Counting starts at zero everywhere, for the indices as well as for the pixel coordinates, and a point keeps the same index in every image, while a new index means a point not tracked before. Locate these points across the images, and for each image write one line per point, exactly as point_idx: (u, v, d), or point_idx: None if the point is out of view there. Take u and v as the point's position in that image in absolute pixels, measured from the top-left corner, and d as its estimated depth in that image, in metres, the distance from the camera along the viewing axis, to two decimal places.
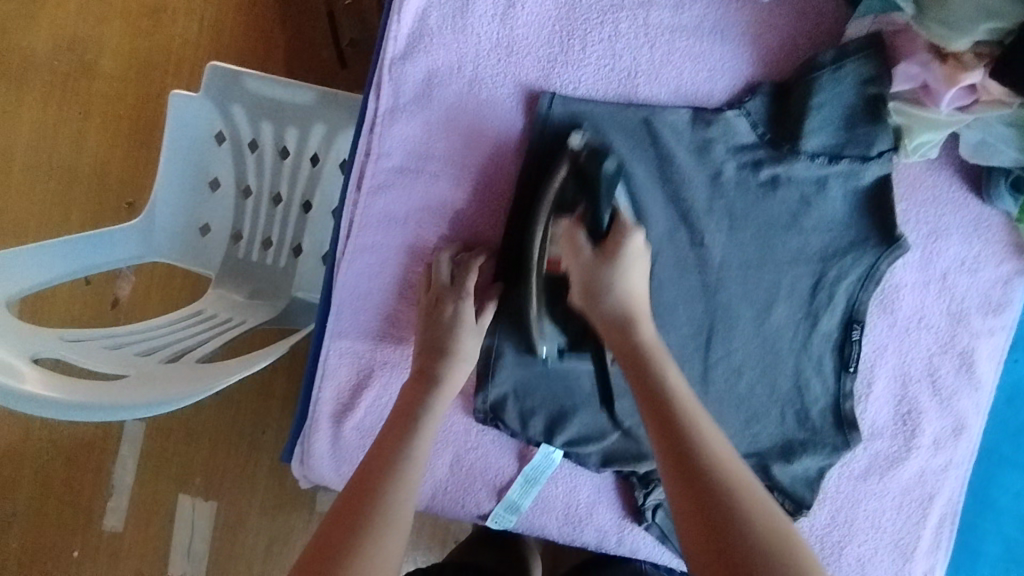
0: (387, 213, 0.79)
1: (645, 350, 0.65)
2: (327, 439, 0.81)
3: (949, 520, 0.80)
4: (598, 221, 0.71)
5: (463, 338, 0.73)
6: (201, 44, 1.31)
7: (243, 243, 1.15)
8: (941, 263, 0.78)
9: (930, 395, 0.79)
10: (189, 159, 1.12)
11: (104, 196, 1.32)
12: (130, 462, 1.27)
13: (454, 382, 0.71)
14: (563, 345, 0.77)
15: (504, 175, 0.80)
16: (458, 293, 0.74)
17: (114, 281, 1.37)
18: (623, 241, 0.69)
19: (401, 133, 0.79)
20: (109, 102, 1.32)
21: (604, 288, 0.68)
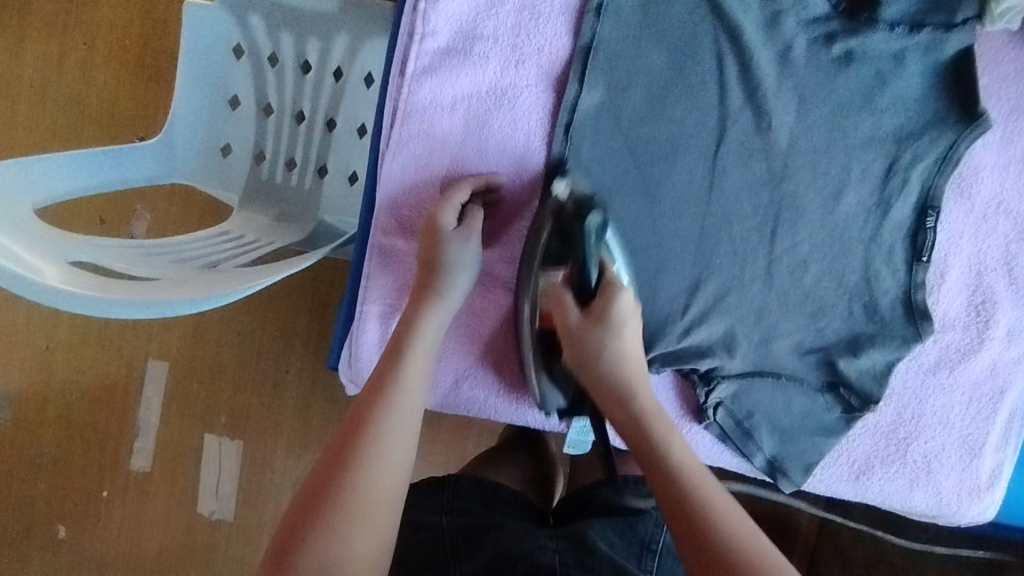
0: (434, 99, 0.74)
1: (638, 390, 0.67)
2: (374, 341, 0.77)
3: (1020, 416, 0.77)
4: (585, 279, 0.69)
5: (446, 243, 0.70)
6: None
7: (266, 163, 1.10)
8: (1022, 143, 0.73)
9: (1007, 284, 0.75)
10: (208, 76, 1.07)
11: (114, 130, 1.26)
12: (154, 401, 1.25)
13: (455, 302, 0.71)
14: (564, 405, 0.78)
15: (555, 56, 0.74)
16: (448, 235, 0.70)
17: (128, 220, 1.32)
18: (613, 302, 0.68)
19: (448, 11, 0.73)
20: (115, 29, 1.25)
21: (594, 354, 0.67)
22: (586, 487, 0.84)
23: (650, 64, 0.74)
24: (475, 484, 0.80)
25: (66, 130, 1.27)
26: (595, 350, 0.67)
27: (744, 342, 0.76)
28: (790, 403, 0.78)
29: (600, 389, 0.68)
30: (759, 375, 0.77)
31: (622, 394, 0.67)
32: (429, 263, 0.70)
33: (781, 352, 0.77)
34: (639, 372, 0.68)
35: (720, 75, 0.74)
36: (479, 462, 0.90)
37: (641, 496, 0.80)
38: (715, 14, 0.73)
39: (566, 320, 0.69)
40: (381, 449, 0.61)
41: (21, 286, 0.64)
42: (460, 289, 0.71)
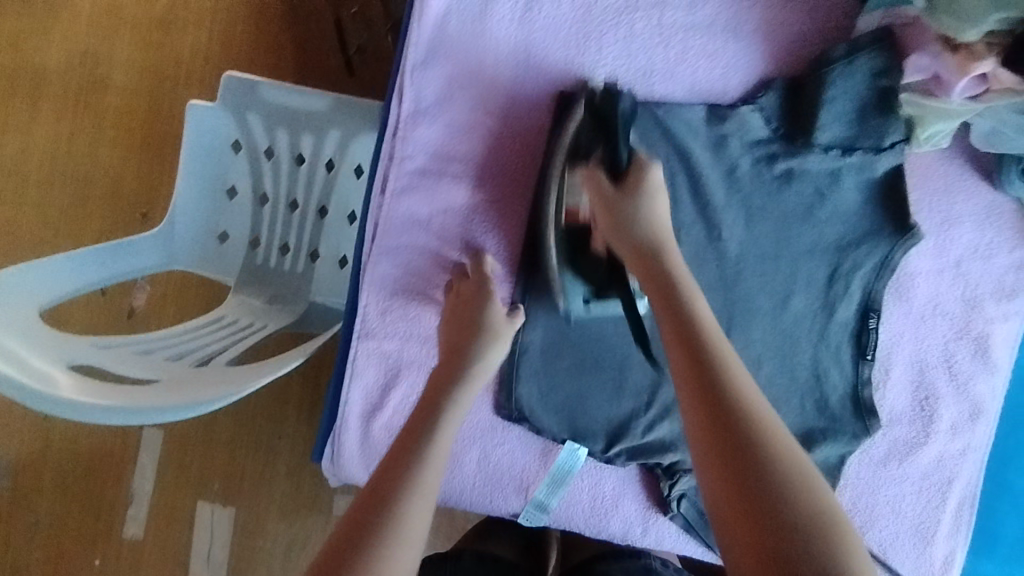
0: (412, 215, 0.81)
1: (683, 293, 0.61)
2: (356, 439, 0.83)
3: (968, 504, 0.82)
4: (617, 160, 0.71)
5: (493, 311, 0.74)
6: (211, 55, 1.27)
7: (262, 249, 1.11)
8: (954, 251, 0.79)
9: (947, 380, 0.80)
10: (207, 174, 1.07)
11: (118, 208, 1.27)
12: (149, 468, 1.25)
13: (489, 368, 0.71)
14: (588, 295, 0.78)
15: (523, 174, 0.82)
16: (489, 307, 0.74)
17: (130, 289, 1.36)
18: (643, 174, 0.69)
19: (423, 137, 0.80)
20: (121, 113, 1.27)
21: (631, 218, 0.66)
22: (582, 562, 0.80)
23: None
24: (477, 559, 0.78)
25: (71, 212, 1.26)
26: (630, 216, 0.66)
27: None
28: None
29: (633, 246, 0.65)
30: None
31: (652, 249, 0.65)
32: (463, 336, 0.72)
33: None
34: (668, 239, 0.66)
35: (677, 192, 0.80)
36: (474, 535, 0.87)
37: (637, 569, 0.76)
38: (666, 137, 0.79)
39: (601, 190, 0.69)
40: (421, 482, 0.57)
41: (31, 397, 0.69)
42: (493, 354, 0.71)
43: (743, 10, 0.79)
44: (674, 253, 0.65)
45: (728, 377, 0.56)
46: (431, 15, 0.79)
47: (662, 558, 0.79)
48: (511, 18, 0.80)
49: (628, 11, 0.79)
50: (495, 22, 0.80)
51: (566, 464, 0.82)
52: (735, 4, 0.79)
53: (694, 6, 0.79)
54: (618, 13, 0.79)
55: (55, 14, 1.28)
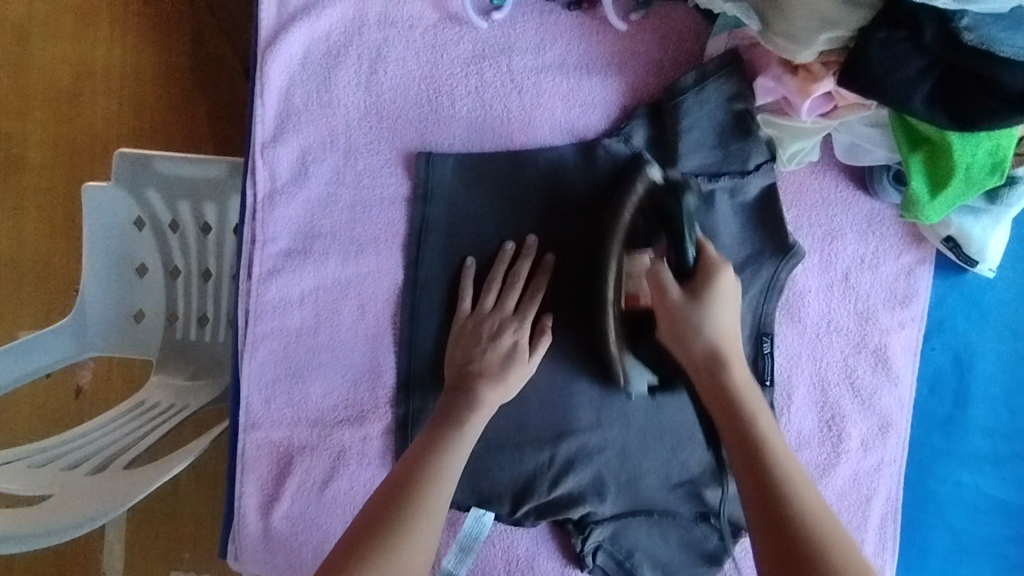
0: (282, 297, 0.78)
1: (715, 352, 0.66)
2: (257, 533, 0.80)
3: (891, 519, 0.79)
4: (682, 260, 0.69)
5: (514, 368, 0.71)
6: (121, 124, 1.20)
7: (180, 324, 1.00)
8: (841, 264, 0.77)
9: (851, 397, 0.78)
10: (112, 248, 0.97)
11: (50, 288, 1.21)
12: (118, 547, 1.21)
13: (490, 410, 0.69)
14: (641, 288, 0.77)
15: (393, 239, 0.78)
16: (491, 347, 0.73)
17: (73, 368, 1.24)
18: (712, 278, 0.68)
19: (284, 216, 0.77)
20: (41, 194, 1.21)
21: (693, 332, 0.66)
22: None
23: (480, 235, 0.78)
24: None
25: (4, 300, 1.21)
26: (694, 330, 0.67)
27: (614, 484, 0.79)
28: (667, 538, 0.80)
29: (693, 364, 0.67)
30: (633, 514, 0.79)
31: (714, 365, 0.66)
32: (463, 376, 0.71)
33: (650, 488, 0.79)
34: (733, 346, 0.67)
35: (557, 234, 0.77)
36: None
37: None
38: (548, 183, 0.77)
39: (665, 298, 0.68)
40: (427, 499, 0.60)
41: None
42: (498, 395, 0.70)
43: (591, 46, 0.77)
44: (738, 361, 0.66)
45: (769, 462, 0.59)
46: (275, 90, 0.77)
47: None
48: (356, 82, 0.77)
49: (475, 61, 0.77)
50: (341, 87, 0.77)
51: (472, 533, 0.79)
52: (584, 41, 0.77)
53: (542, 48, 0.77)
54: (466, 64, 0.77)
55: None
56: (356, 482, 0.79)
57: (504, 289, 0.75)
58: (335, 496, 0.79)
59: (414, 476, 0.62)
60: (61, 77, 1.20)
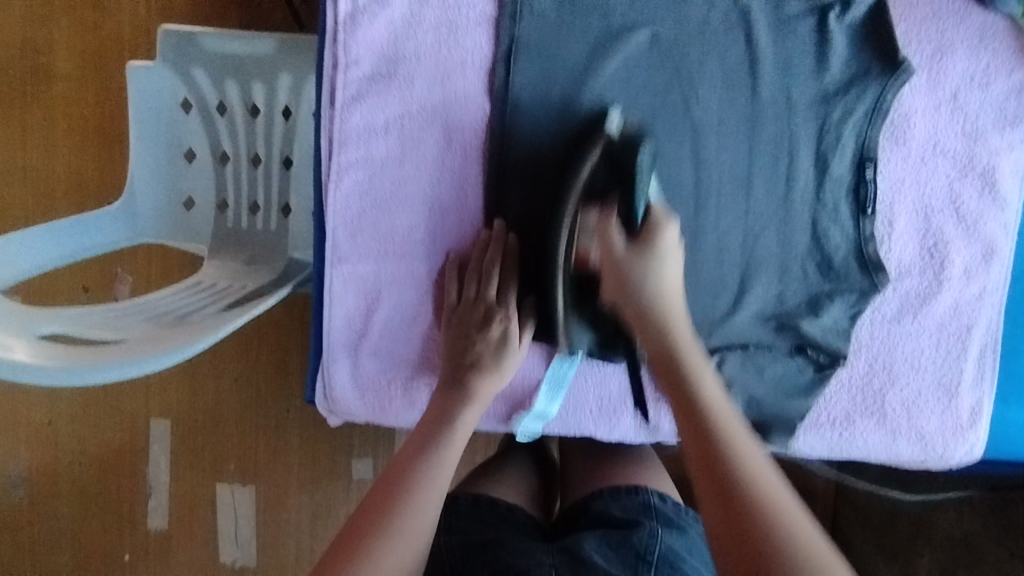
0: (367, 125, 0.75)
1: (655, 307, 0.68)
2: (346, 372, 0.79)
3: (990, 350, 0.77)
4: (632, 215, 0.71)
5: (508, 358, 0.74)
6: (148, 21, 1.20)
7: (230, 212, 1.00)
8: (949, 83, 0.74)
9: (955, 223, 0.76)
10: (160, 132, 0.98)
11: (85, 201, 1.23)
12: (163, 460, 1.25)
13: (484, 399, 0.73)
14: (592, 347, 0.77)
15: (480, 64, 0.75)
16: (481, 338, 0.74)
17: (112, 283, 1.28)
18: (657, 235, 0.70)
19: (367, 38, 0.74)
20: (71, 103, 1.22)
21: (638, 282, 0.68)
22: (578, 504, 0.81)
23: (570, 62, 0.74)
24: (472, 501, 0.78)
25: (38, 211, 1.23)
26: (638, 281, 0.68)
27: (712, 319, 0.76)
28: (762, 372, 0.78)
29: (636, 317, 0.68)
30: (728, 349, 0.77)
31: (655, 325, 0.67)
32: (459, 368, 0.74)
33: (745, 321, 0.77)
34: (674, 298, 0.69)
35: (650, 54, 0.74)
36: (479, 473, 0.86)
37: (636, 507, 0.76)
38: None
39: (610, 251, 0.70)
40: (423, 494, 0.62)
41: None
42: (492, 387, 0.74)
43: None
44: (681, 327, 0.68)
45: (722, 435, 0.57)
46: None
47: (660, 493, 0.78)
48: None
49: None
50: None
51: (562, 368, 0.78)
52: None
53: None
54: None
55: None
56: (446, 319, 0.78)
57: (483, 266, 0.76)
58: (424, 332, 0.79)
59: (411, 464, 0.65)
60: None
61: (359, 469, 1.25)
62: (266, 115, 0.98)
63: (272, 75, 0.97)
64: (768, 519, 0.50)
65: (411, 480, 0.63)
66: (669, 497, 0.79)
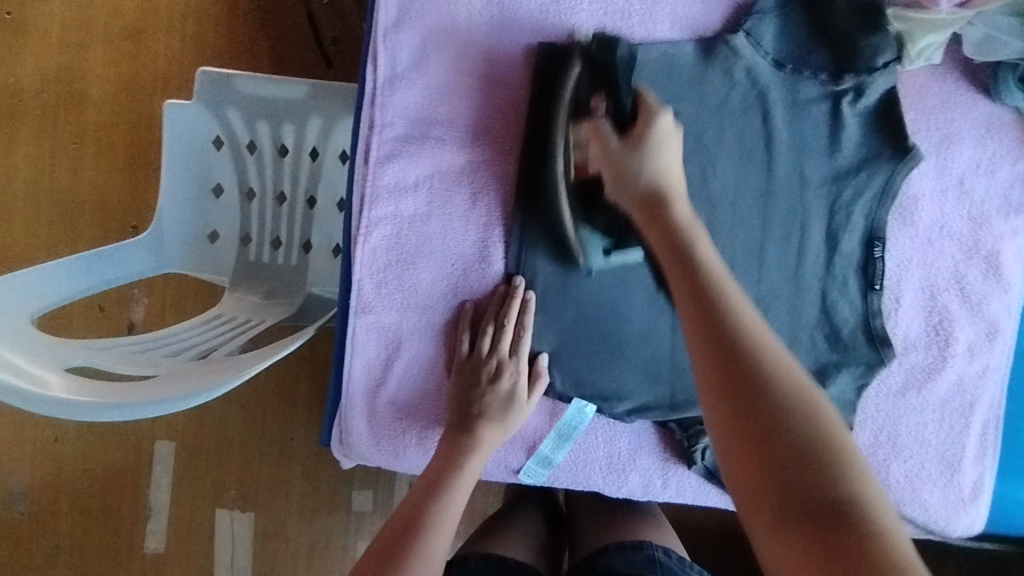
0: (397, 182, 0.79)
1: (657, 191, 0.68)
2: (363, 417, 0.81)
3: (992, 427, 0.79)
4: (622, 109, 0.72)
5: (515, 410, 0.77)
6: (185, 61, 1.26)
7: (253, 246, 1.03)
8: (957, 169, 0.77)
9: (960, 302, 0.78)
10: (191, 167, 1.00)
11: (107, 225, 1.26)
12: (164, 482, 1.26)
13: (490, 447, 0.76)
14: (608, 244, 0.78)
15: (508, 129, 0.79)
16: (491, 390, 0.76)
17: (127, 304, 1.31)
18: (653, 120, 0.70)
19: (403, 101, 0.78)
20: (102, 129, 1.26)
21: (632, 171, 0.69)
22: (586, 559, 0.82)
23: None
24: (482, 561, 0.79)
25: (60, 232, 1.26)
26: (635, 168, 0.69)
27: None
28: None
29: (635, 201, 0.69)
30: None
31: (656, 200, 0.67)
32: (467, 416, 0.76)
33: None
34: (676, 187, 0.69)
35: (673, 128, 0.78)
36: (486, 529, 0.87)
37: (641, 562, 0.78)
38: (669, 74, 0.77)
39: (606, 146, 0.71)
40: (429, 543, 0.66)
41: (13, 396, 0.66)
42: (498, 435, 0.76)
43: None
44: (680, 202, 0.68)
45: (726, 310, 0.56)
46: None
47: (665, 548, 0.80)
48: None
49: None
50: None
51: (572, 424, 0.80)
52: None
53: None
54: None
55: (32, 27, 1.27)
56: None
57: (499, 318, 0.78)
58: (441, 383, 0.81)
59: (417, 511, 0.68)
60: (125, 15, 1.26)
61: (359, 503, 1.25)
62: (293, 155, 1.02)
63: (303, 119, 1.01)
64: (811, 457, 0.48)
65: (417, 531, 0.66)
66: (677, 554, 0.80)
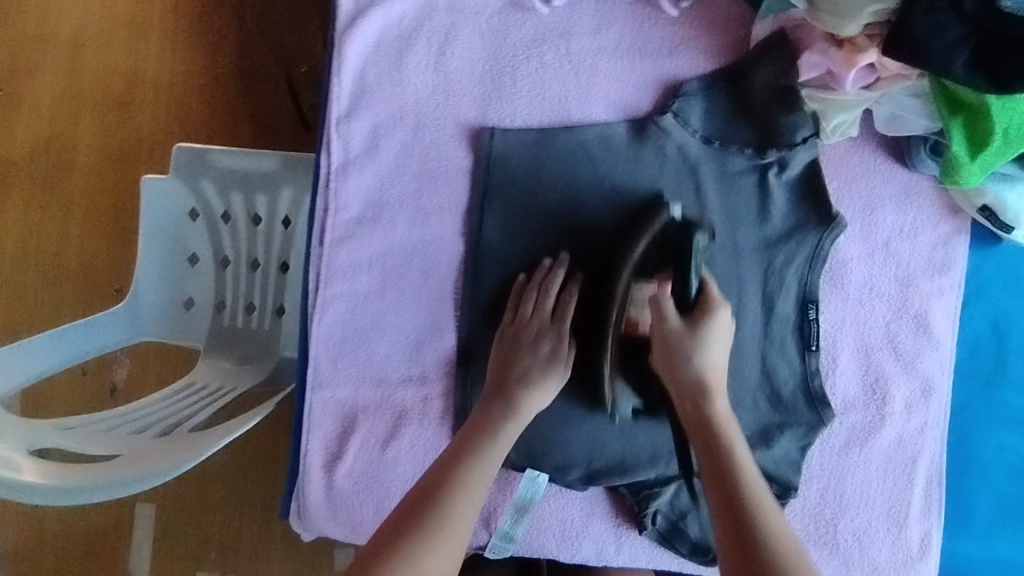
0: (351, 262, 0.82)
1: (703, 384, 0.70)
2: (321, 491, 0.82)
3: (936, 482, 0.81)
4: (685, 291, 0.73)
5: (549, 374, 0.75)
6: (169, 133, 1.25)
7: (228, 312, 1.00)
8: (881, 234, 0.81)
9: (894, 360, 0.81)
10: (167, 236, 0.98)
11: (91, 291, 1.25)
12: (143, 556, 1.21)
13: (527, 412, 0.73)
14: (638, 408, 0.80)
15: (456, 208, 0.83)
16: (530, 353, 0.76)
17: (109, 365, 1.28)
18: (710, 314, 0.72)
19: (356, 185, 0.82)
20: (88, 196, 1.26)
21: (685, 360, 0.70)
22: None
23: (540, 210, 0.82)
24: None
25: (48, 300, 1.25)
26: (685, 359, 0.70)
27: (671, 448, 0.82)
28: None
29: (679, 388, 0.71)
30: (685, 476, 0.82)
31: (698, 395, 0.70)
32: (505, 379, 0.75)
33: None
34: (720, 380, 0.71)
35: (612, 204, 0.82)
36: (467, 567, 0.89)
37: None
38: (604, 152, 0.82)
39: (664, 322, 0.71)
40: (463, 498, 0.64)
41: None
42: (540, 399, 0.74)
43: (647, 31, 0.82)
44: (720, 397, 0.70)
45: (750, 510, 0.61)
46: (349, 70, 0.82)
47: None
48: (426, 62, 0.82)
49: (537, 44, 0.82)
50: (412, 66, 0.82)
51: (529, 492, 0.82)
52: (639, 25, 0.82)
53: (599, 32, 0.82)
54: (528, 46, 0.82)
55: None
56: (418, 442, 0.83)
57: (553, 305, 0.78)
58: (397, 455, 0.83)
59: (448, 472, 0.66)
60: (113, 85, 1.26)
61: None
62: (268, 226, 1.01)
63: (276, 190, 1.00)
64: None
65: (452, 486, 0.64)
66: None
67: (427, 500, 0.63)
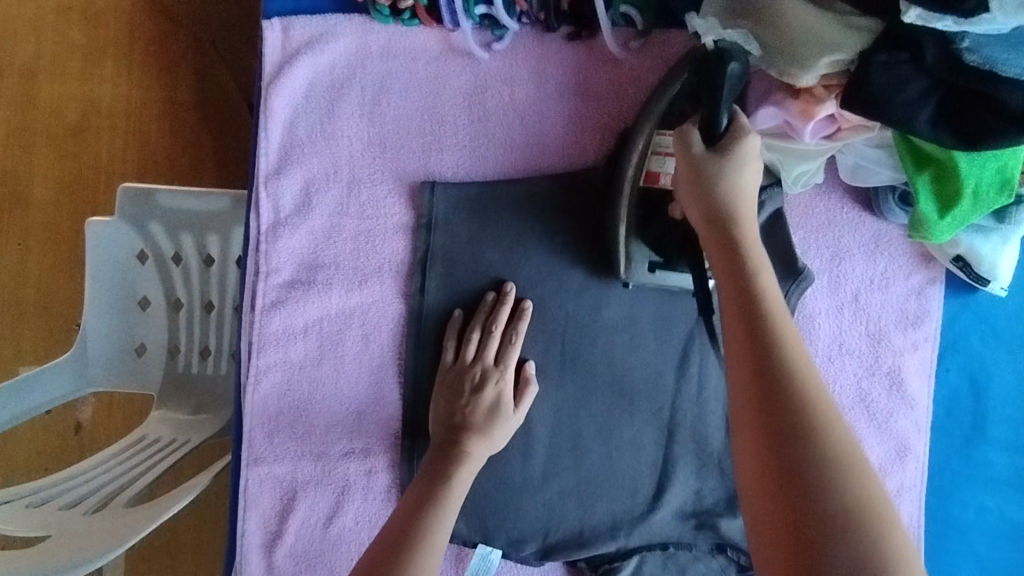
0: (286, 328, 0.77)
1: (737, 251, 0.56)
2: (260, 574, 0.77)
3: (914, 548, 0.76)
4: (714, 122, 0.60)
5: (501, 422, 0.72)
6: (127, 158, 1.08)
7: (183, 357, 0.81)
8: (849, 286, 0.76)
9: (867, 420, 0.76)
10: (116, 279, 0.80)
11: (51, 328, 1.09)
12: None
13: (476, 463, 0.70)
14: (655, 261, 0.73)
15: (397, 268, 0.78)
16: (472, 400, 0.72)
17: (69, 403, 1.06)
18: (739, 142, 0.59)
19: (287, 247, 0.77)
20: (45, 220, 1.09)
21: (710, 183, 0.58)
22: None
23: (485, 268, 0.77)
24: None
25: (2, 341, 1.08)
26: (710, 187, 0.58)
27: (631, 519, 0.77)
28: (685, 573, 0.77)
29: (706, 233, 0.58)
30: (648, 548, 0.77)
31: (727, 242, 0.57)
32: (453, 430, 0.72)
33: (662, 520, 0.77)
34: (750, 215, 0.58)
35: (561, 260, 0.77)
36: None
37: None
38: (552, 205, 0.77)
39: (688, 149, 0.60)
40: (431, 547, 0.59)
41: None
42: (486, 448, 0.71)
43: (593, 75, 0.77)
44: (749, 229, 0.57)
45: (793, 388, 0.49)
46: (278, 123, 0.76)
47: None
48: (359, 112, 0.77)
49: (478, 91, 0.77)
50: (344, 117, 0.77)
51: (482, 568, 0.78)
52: (585, 69, 0.77)
53: (544, 78, 0.77)
54: (468, 94, 0.77)
55: None
56: (362, 518, 0.78)
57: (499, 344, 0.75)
58: (339, 533, 0.77)
59: (414, 520, 0.61)
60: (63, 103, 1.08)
61: None
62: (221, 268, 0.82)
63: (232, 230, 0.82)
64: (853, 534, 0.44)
65: (417, 533, 0.60)
66: None
67: (392, 550, 0.58)
